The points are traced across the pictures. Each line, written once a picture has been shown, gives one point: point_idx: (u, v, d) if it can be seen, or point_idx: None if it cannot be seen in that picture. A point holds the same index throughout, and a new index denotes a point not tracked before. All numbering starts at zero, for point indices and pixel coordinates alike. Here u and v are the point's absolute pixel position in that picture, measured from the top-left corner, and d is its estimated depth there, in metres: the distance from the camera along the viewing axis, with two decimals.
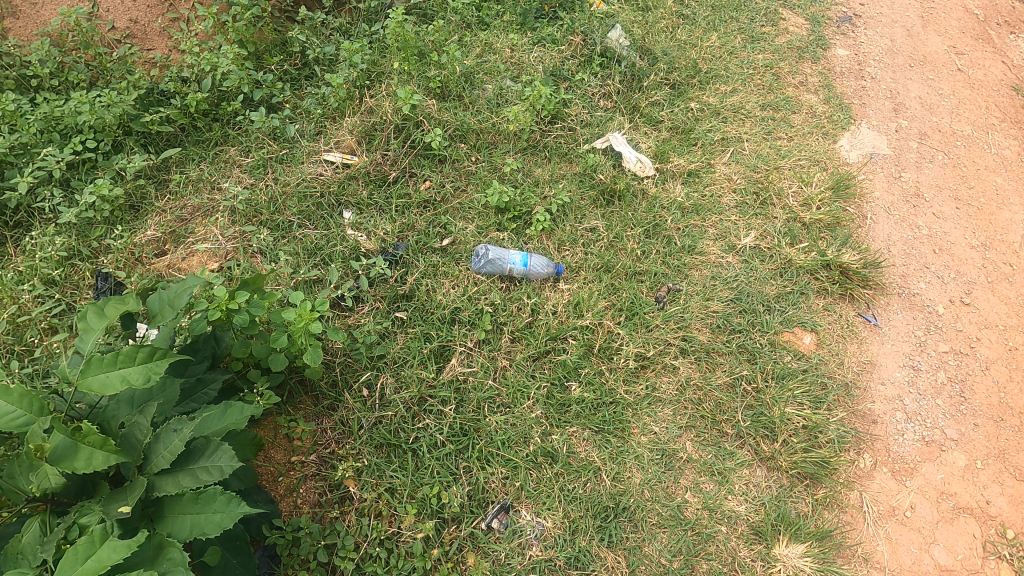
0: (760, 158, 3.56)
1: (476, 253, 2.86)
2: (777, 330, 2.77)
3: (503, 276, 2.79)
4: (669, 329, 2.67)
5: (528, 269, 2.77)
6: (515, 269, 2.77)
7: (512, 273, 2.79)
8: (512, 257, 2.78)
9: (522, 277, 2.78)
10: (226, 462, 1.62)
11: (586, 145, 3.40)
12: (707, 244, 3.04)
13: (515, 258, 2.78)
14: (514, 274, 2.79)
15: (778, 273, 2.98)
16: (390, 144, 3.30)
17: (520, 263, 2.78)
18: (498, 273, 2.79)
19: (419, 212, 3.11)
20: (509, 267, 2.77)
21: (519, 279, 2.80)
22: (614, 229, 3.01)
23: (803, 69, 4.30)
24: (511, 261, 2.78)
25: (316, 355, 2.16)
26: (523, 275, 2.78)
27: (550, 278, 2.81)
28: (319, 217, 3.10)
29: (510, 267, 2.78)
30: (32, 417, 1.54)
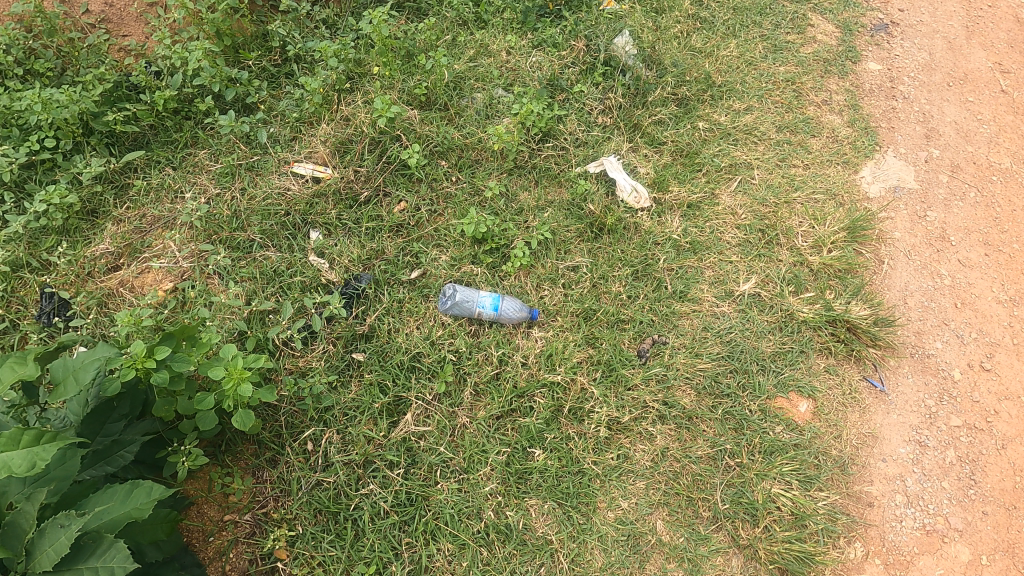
0: (770, 188, 3.25)
1: (445, 292, 2.62)
2: (770, 395, 2.50)
3: (472, 320, 2.56)
4: (648, 390, 2.42)
5: (498, 314, 2.53)
6: (485, 313, 2.54)
7: (481, 317, 2.55)
8: (482, 300, 2.55)
9: (492, 322, 2.54)
10: (118, 563, 1.43)
11: (579, 168, 3.11)
12: (701, 289, 2.77)
13: (485, 300, 2.54)
14: (484, 318, 2.55)
15: (777, 327, 2.70)
16: (365, 160, 3.05)
17: (490, 307, 2.53)
18: (466, 316, 2.56)
19: (390, 236, 2.86)
20: (479, 310, 2.54)
21: (489, 323, 2.56)
22: (599, 269, 2.74)
23: (828, 85, 3.92)
24: (481, 304, 2.54)
25: (248, 416, 1.94)
26: (493, 319, 2.54)
27: (524, 323, 2.56)
28: (283, 237, 2.88)
29: (479, 311, 2.54)
30: None
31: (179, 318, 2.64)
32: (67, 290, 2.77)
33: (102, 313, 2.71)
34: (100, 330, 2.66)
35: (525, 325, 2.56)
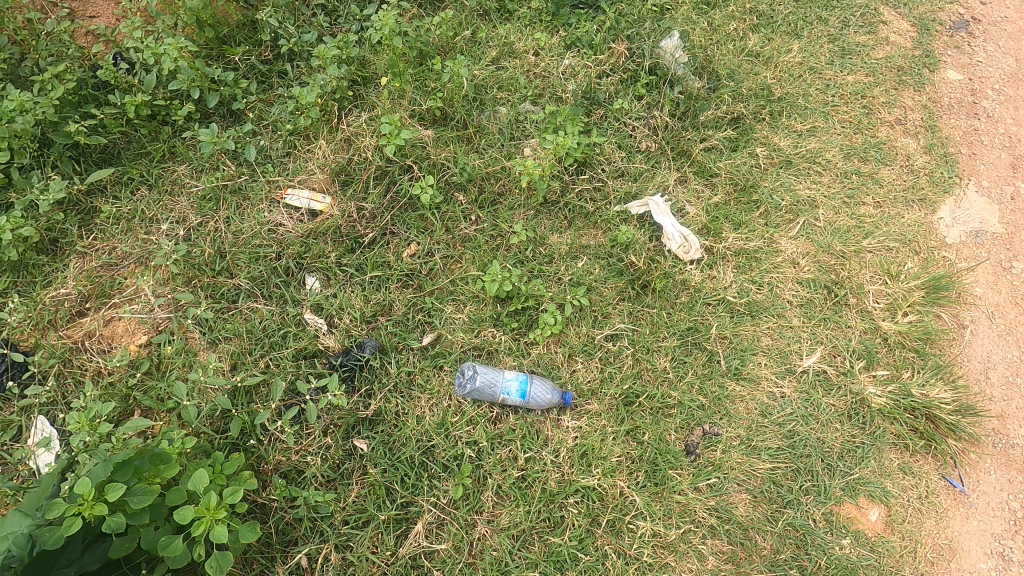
0: (837, 233, 2.81)
1: (463, 370, 2.25)
2: (837, 500, 2.17)
3: (494, 407, 2.18)
4: (698, 498, 2.08)
5: (527, 400, 2.16)
6: (512, 399, 2.16)
7: (506, 403, 2.18)
8: (507, 383, 2.17)
9: (519, 410, 2.18)
10: None
11: (618, 207, 2.67)
12: (758, 365, 2.40)
13: (511, 384, 2.17)
14: (508, 404, 2.18)
15: (845, 414, 2.33)
16: (369, 192, 2.61)
17: (516, 393, 2.16)
18: (487, 402, 2.18)
19: (398, 288, 2.46)
20: (503, 396, 2.17)
21: (514, 408, 2.19)
22: (641, 339, 2.36)
23: (903, 99, 3.40)
24: (506, 389, 2.17)
25: (225, 559, 1.58)
26: (520, 405, 2.17)
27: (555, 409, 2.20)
28: (274, 285, 2.47)
29: (504, 396, 2.17)
30: None
31: (152, 385, 2.28)
32: (24, 343, 2.39)
33: (66, 373, 2.34)
34: (63, 395, 2.30)
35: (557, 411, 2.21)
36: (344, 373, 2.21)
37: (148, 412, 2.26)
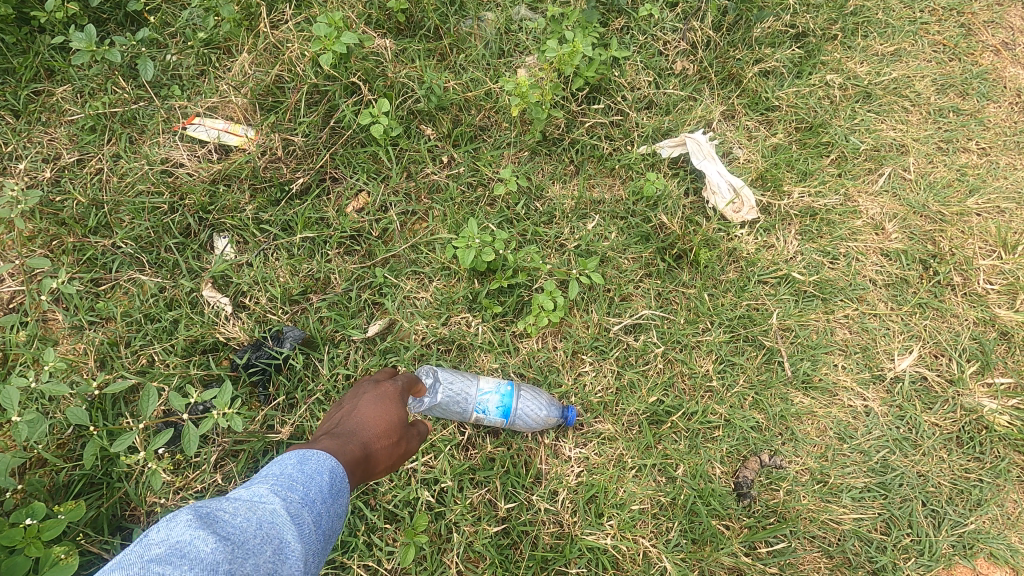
0: (932, 189, 2.10)
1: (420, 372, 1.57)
2: (947, 564, 1.54)
3: (464, 428, 1.53)
4: (755, 564, 1.47)
5: (511, 423, 1.50)
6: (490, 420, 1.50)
7: (481, 424, 1.52)
8: (483, 399, 1.48)
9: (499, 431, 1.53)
10: None
11: (644, 148, 1.95)
12: (833, 369, 1.74)
13: (488, 400, 1.48)
14: (484, 425, 1.51)
15: (954, 439, 1.69)
16: (300, 120, 1.88)
17: (496, 412, 1.48)
18: (454, 423, 1.52)
19: (338, 257, 1.79)
20: (477, 417, 1.49)
21: (491, 432, 1.54)
22: (675, 332, 1.70)
23: (1014, 14, 2.56)
24: (481, 408, 1.48)
25: None
26: (500, 427, 1.51)
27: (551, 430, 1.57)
28: (166, 249, 1.78)
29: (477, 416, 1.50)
30: None
31: None
32: None
33: None
34: None
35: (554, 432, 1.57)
36: (252, 377, 1.57)
37: None
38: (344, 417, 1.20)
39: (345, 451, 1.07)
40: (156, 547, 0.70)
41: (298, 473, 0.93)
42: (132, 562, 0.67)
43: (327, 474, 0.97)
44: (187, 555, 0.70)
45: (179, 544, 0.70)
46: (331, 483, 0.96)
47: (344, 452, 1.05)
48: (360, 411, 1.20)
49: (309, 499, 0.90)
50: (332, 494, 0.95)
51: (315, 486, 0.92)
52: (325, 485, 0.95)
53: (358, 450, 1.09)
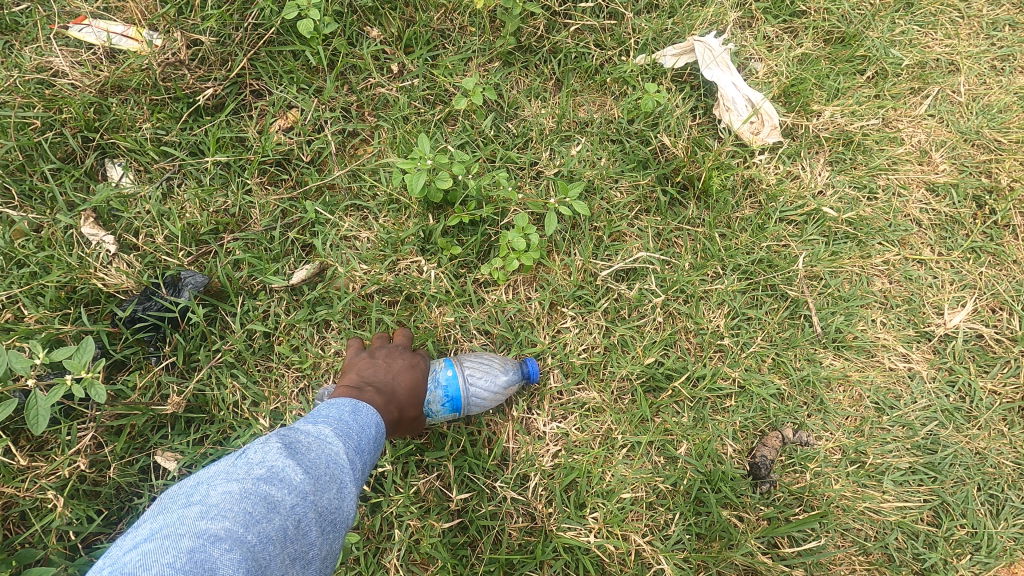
0: (985, 113, 1.75)
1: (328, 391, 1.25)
2: (1012, 561, 1.25)
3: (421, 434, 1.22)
4: (776, 565, 1.17)
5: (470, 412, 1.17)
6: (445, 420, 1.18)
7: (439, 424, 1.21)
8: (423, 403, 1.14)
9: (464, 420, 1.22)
10: None
11: (642, 57, 1.58)
12: (870, 324, 1.41)
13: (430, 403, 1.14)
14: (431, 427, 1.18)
15: (1016, 410, 1.38)
16: (208, 15, 1.48)
17: (437, 408, 1.14)
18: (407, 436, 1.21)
19: (259, 187, 1.43)
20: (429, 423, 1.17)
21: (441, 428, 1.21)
22: (679, 278, 1.36)
23: None
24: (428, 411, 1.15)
25: None
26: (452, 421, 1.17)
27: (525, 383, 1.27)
28: (39, 178, 1.41)
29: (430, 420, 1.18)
30: None
31: None
32: None
33: None
34: None
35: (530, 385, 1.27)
36: (139, 335, 1.21)
37: None
38: (375, 368, 1.08)
39: (386, 412, 1.00)
40: (255, 469, 0.71)
41: (355, 419, 0.89)
42: (237, 480, 0.69)
43: (377, 427, 0.91)
44: (280, 481, 0.71)
45: (274, 470, 0.72)
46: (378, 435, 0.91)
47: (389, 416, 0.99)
48: (395, 368, 1.09)
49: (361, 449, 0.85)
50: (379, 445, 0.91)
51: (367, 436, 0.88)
52: (376, 436, 0.91)
53: (396, 415, 1.03)
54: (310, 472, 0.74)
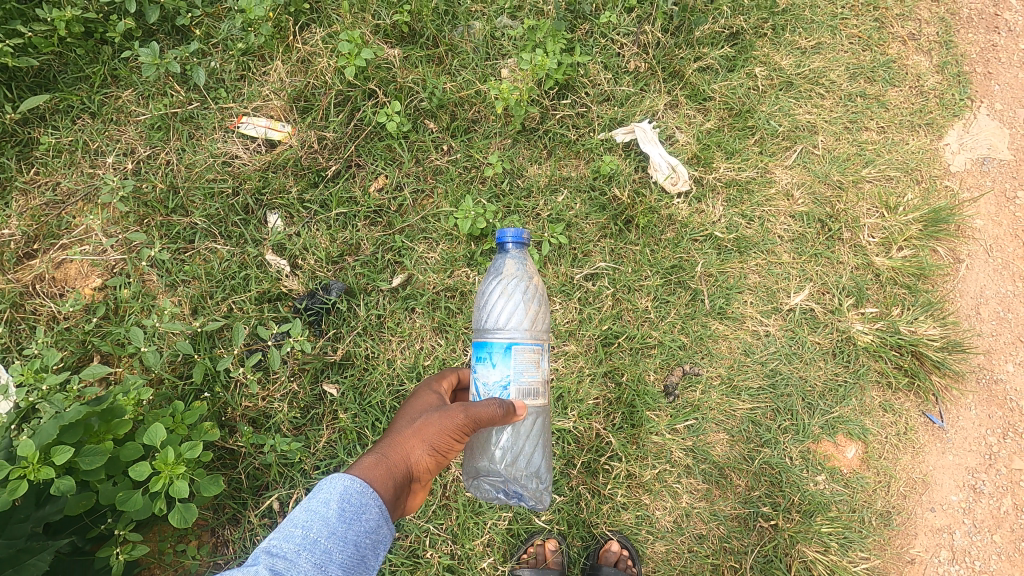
0: (835, 161, 2.62)
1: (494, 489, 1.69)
2: (816, 438, 2.16)
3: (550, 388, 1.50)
4: (675, 438, 2.08)
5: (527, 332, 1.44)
6: (532, 360, 1.44)
7: (545, 370, 1.48)
8: (502, 379, 1.42)
9: (546, 343, 1.50)
10: None
11: (603, 134, 2.46)
12: (743, 302, 2.31)
13: (507, 372, 1.42)
14: (524, 384, 1.42)
15: (830, 352, 2.27)
16: (331, 121, 2.39)
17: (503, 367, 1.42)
18: (544, 396, 1.47)
19: (366, 226, 2.32)
20: (531, 379, 1.43)
21: (532, 376, 1.44)
22: (622, 278, 2.25)
23: (920, 8, 2.86)
24: (514, 377, 1.42)
25: (189, 511, 1.54)
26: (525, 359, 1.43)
27: (525, 255, 1.78)
28: (232, 224, 2.32)
29: (532, 375, 1.44)
30: None
31: (111, 330, 2.19)
32: None
33: (17, 319, 2.24)
34: (17, 341, 2.23)
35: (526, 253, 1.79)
36: (309, 317, 2.15)
37: (107, 357, 2.21)
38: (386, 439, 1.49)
39: (365, 466, 1.30)
40: None
41: (299, 522, 1.11)
42: None
43: (324, 512, 1.13)
44: None
45: None
46: (342, 510, 1.15)
47: (364, 466, 1.29)
48: (393, 428, 1.49)
49: (312, 538, 1.09)
50: (339, 520, 1.14)
51: (321, 521, 1.12)
52: (327, 520, 1.12)
53: (379, 459, 1.33)
54: None
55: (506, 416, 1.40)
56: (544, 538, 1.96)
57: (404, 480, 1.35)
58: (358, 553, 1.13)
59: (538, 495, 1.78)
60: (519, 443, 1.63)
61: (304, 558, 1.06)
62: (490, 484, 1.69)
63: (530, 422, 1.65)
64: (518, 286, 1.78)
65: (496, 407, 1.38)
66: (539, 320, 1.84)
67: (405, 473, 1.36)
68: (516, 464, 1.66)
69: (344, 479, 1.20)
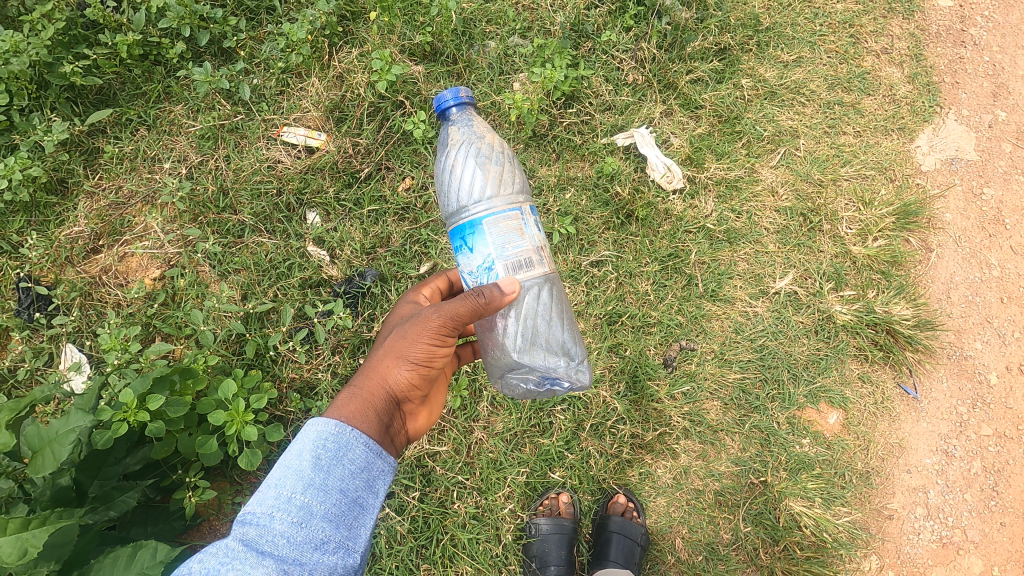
0: (816, 162, 2.84)
1: (529, 380, 1.78)
2: (801, 406, 2.43)
3: (541, 252, 1.57)
4: (674, 404, 2.35)
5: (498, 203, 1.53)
6: (510, 230, 1.52)
7: (529, 236, 1.55)
8: (485, 261, 1.51)
9: (522, 209, 1.57)
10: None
11: (605, 139, 2.74)
12: (734, 286, 2.57)
13: (488, 251, 1.50)
14: (508, 253, 1.51)
15: (812, 329, 2.54)
16: (365, 129, 2.70)
17: (482, 245, 1.51)
18: (533, 261, 1.55)
19: (396, 221, 2.61)
20: (515, 249, 1.51)
21: (514, 244, 1.52)
22: (624, 265, 2.53)
23: (893, 25, 3.10)
24: (497, 253, 1.50)
25: (255, 456, 1.85)
26: (499, 229, 1.51)
27: (471, 116, 1.93)
28: (277, 221, 2.61)
29: (516, 245, 1.52)
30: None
31: (171, 314, 2.46)
32: (46, 281, 2.55)
33: (88, 305, 2.53)
34: (88, 325, 2.51)
35: (472, 113, 1.96)
36: (348, 299, 2.49)
37: (168, 338, 2.48)
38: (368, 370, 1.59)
39: (341, 402, 1.39)
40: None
41: (273, 484, 1.16)
42: None
43: (296, 467, 1.18)
44: None
45: None
46: (317, 460, 1.20)
47: (340, 402, 1.38)
48: (371, 357, 1.57)
49: (288, 495, 1.14)
50: (314, 471, 1.18)
51: (295, 475, 1.17)
52: (301, 475, 1.17)
53: (355, 393, 1.42)
54: None
55: (489, 302, 1.46)
56: (559, 492, 2.25)
57: (389, 401, 1.46)
58: (342, 496, 1.18)
59: (578, 376, 1.79)
60: (529, 322, 1.76)
61: (277, 519, 1.11)
62: (523, 377, 1.78)
63: (529, 299, 1.75)
64: (472, 152, 1.93)
65: (475, 296, 1.45)
66: (504, 178, 1.96)
67: (388, 397, 1.47)
68: (535, 345, 1.78)
69: (318, 426, 1.24)
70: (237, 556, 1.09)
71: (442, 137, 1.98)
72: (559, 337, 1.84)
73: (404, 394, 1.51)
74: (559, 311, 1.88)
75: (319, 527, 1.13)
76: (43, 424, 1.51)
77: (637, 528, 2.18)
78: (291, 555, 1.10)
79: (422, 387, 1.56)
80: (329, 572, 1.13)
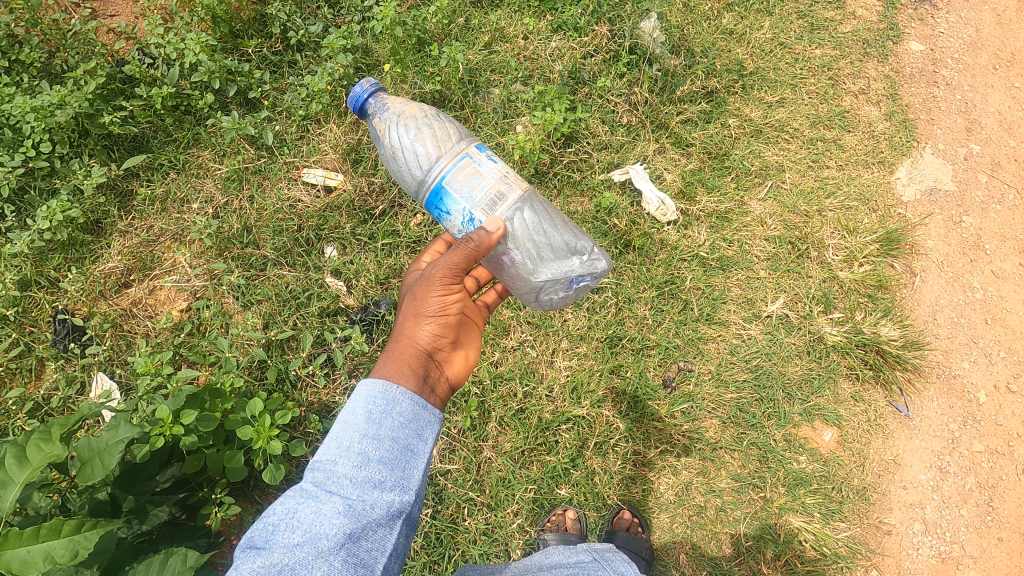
0: (802, 194, 3.02)
1: (561, 289, 2.02)
2: (795, 423, 2.55)
3: (505, 179, 1.80)
4: (673, 422, 2.48)
5: (445, 161, 1.78)
6: (467, 179, 1.76)
7: (487, 172, 1.78)
8: (465, 214, 1.77)
9: (471, 153, 1.80)
10: None
11: (602, 175, 2.94)
12: (728, 310, 2.72)
13: (462, 206, 1.76)
14: (476, 200, 1.75)
15: (804, 350, 2.68)
16: (380, 169, 2.92)
17: (452, 210, 1.78)
18: (501, 190, 1.77)
19: (408, 253, 2.81)
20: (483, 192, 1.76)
21: (478, 190, 1.77)
22: (624, 290, 2.68)
23: (868, 68, 3.35)
24: (469, 202, 1.76)
25: (277, 470, 1.99)
26: (456, 187, 1.76)
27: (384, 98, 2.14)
28: (297, 255, 2.80)
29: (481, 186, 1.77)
30: (29, 555, 1.38)
31: (197, 343, 2.62)
32: (79, 314, 2.71)
33: (119, 335, 2.69)
34: (119, 354, 2.66)
35: (384, 96, 2.16)
36: (364, 326, 2.66)
37: (193, 365, 2.63)
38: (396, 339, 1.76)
39: (378, 366, 1.54)
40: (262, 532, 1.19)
41: (335, 434, 1.29)
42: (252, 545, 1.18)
43: (355, 417, 1.32)
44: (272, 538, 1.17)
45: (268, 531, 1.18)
46: (369, 413, 1.33)
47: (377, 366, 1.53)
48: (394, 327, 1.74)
49: (348, 444, 1.27)
50: (369, 421, 1.31)
51: (352, 427, 1.30)
52: (359, 424, 1.30)
53: (390, 356, 1.57)
54: (286, 525, 1.18)
55: (479, 244, 1.69)
56: (565, 510, 2.36)
57: (422, 355, 1.63)
58: (394, 441, 1.31)
59: (593, 264, 2.05)
60: (532, 248, 1.95)
61: (341, 463, 1.24)
62: (554, 289, 2.01)
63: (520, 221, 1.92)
64: (398, 127, 2.16)
65: (466, 243, 1.69)
66: (439, 137, 2.17)
67: (421, 352, 1.63)
68: (543, 260, 1.98)
69: (366, 386, 1.38)
70: (308, 497, 1.21)
71: (371, 130, 2.19)
72: (559, 244, 2.05)
73: (433, 345, 1.68)
74: (543, 220, 2.06)
75: (376, 468, 1.26)
76: (94, 437, 1.65)
77: (642, 542, 2.29)
78: (353, 493, 1.22)
79: (447, 335, 1.73)
80: (388, 509, 1.24)
